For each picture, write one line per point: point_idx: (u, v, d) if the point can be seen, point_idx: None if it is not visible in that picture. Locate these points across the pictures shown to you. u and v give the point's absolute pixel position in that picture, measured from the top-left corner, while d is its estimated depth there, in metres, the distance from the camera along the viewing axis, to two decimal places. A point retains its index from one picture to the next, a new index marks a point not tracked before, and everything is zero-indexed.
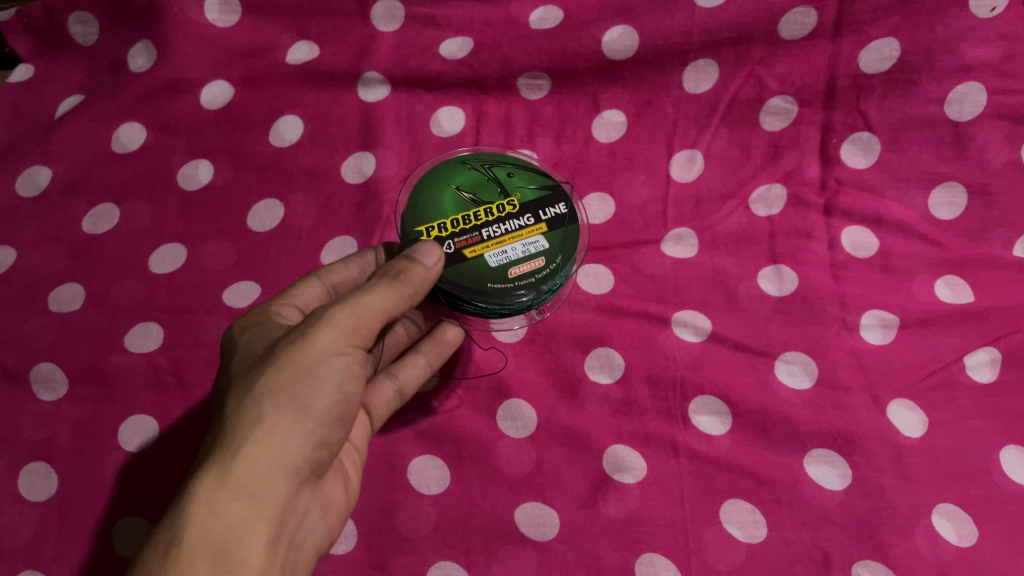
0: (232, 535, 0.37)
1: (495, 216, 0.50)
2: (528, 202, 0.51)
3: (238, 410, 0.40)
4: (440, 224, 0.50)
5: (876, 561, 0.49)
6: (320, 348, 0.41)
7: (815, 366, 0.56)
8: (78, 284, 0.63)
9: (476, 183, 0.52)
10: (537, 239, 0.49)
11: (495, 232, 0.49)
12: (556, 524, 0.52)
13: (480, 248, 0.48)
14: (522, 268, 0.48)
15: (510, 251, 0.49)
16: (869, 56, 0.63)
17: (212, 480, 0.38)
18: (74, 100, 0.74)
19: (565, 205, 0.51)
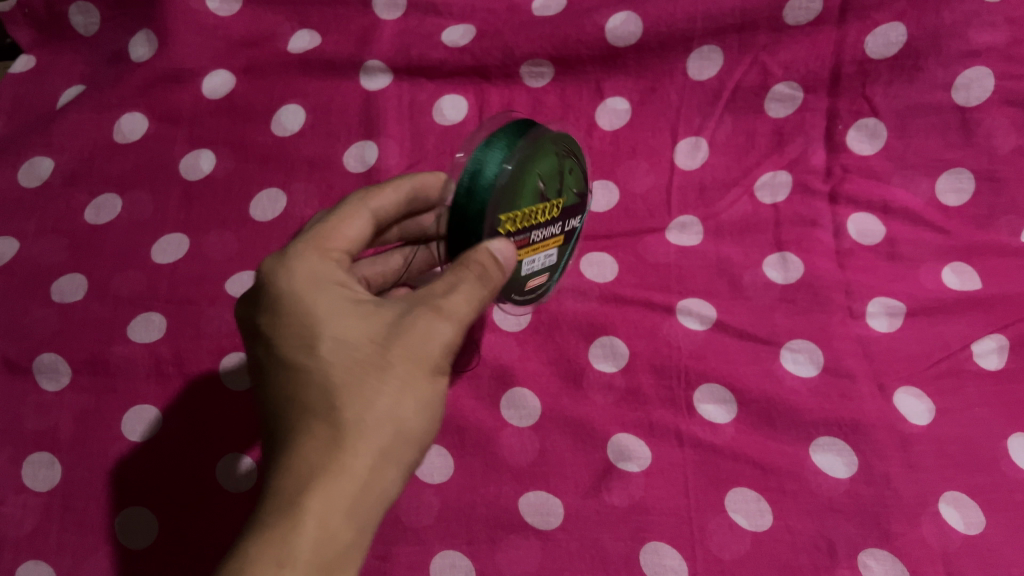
0: (339, 561, 0.35)
1: (545, 221, 0.50)
2: (566, 207, 0.52)
3: (348, 414, 0.36)
4: (513, 218, 0.46)
5: (883, 550, 0.48)
6: (424, 357, 0.38)
7: (820, 354, 0.56)
8: (80, 275, 0.63)
9: (553, 181, 0.50)
10: (552, 251, 0.54)
11: (539, 236, 0.50)
12: (560, 513, 0.51)
13: (525, 253, 0.50)
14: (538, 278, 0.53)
15: (537, 261, 0.52)
16: (875, 41, 0.63)
17: (330, 500, 0.35)
18: (75, 90, 0.74)
19: (578, 218, 0.56)
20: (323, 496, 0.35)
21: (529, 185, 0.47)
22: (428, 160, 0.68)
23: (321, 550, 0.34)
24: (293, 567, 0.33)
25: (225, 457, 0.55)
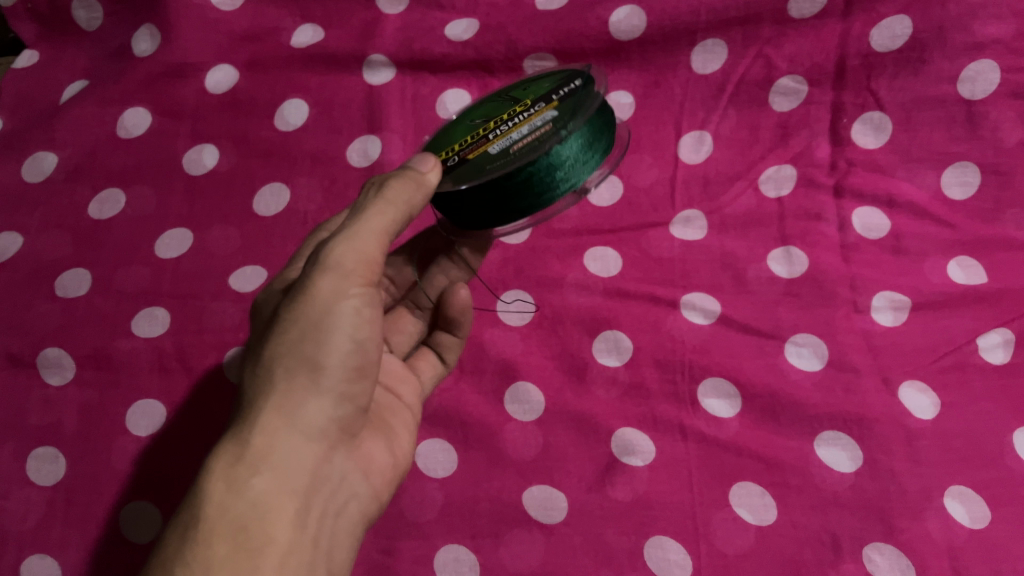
0: (252, 515, 0.35)
1: (498, 120, 0.48)
2: (539, 94, 0.49)
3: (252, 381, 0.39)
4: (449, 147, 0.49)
5: (888, 544, 0.48)
6: (327, 296, 0.39)
7: (825, 348, 0.56)
8: (84, 270, 0.63)
9: (491, 105, 0.51)
10: (544, 116, 0.47)
11: (500, 129, 0.47)
12: (564, 507, 0.51)
13: (485, 145, 0.47)
14: (526, 142, 0.46)
15: (515, 134, 0.46)
16: (880, 34, 0.63)
17: (230, 458, 0.36)
18: (78, 85, 0.74)
19: (578, 81, 0.48)
20: (226, 457, 0.36)
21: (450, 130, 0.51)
22: None
23: (227, 506, 0.35)
24: (195, 528, 0.34)
25: None
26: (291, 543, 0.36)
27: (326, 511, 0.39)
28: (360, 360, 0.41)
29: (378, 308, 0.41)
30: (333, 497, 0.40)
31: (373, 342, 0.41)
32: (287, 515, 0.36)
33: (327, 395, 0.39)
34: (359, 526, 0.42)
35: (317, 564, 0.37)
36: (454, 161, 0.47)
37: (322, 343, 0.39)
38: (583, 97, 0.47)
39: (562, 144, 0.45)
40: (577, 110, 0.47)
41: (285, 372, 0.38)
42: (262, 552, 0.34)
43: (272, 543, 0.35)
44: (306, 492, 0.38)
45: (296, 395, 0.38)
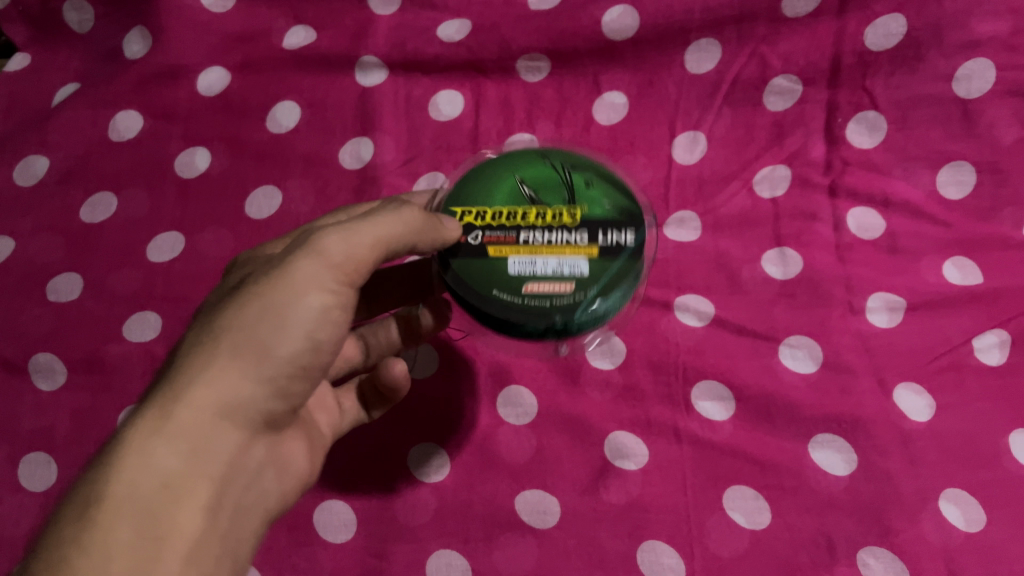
0: (164, 497, 0.35)
1: (540, 220, 0.46)
2: (592, 217, 0.46)
3: (194, 348, 0.38)
4: (480, 211, 0.47)
5: (882, 547, 0.48)
6: (298, 285, 0.39)
7: (820, 350, 0.55)
8: (76, 274, 0.63)
9: (546, 189, 0.48)
10: (578, 261, 0.44)
11: (534, 240, 0.45)
12: (557, 511, 0.51)
13: (510, 251, 0.45)
14: (540, 285, 0.44)
15: (539, 263, 0.44)
16: (875, 32, 0.63)
17: (150, 428, 0.36)
18: (71, 87, 0.74)
19: (631, 234, 0.46)
20: (149, 427, 0.36)
21: (498, 187, 0.48)
22: (424, 155, 0.67)
23: (143, 482, 0.34)
24: (95, 500, 0.33)
25: None
26: (197, 534, 0.35)
27: (234, 501, 0.39)
28: (308, 362, 0.40)
29: (341, 312, 0.41)
30: (245, 487, 0.40)
31: (326, 348, 0.40)
32: (195, 504, 0.36)
33: (268, 385, 0.39)
34: (259, 525, 0.42)
35: (220, 562, 0.37)
36: (475, 240, 0.46)
37: (276, 334, 0.38)
38: (625, 260, 0.45)
39: (569, 312, 0.43)
40: (607, 276, 0.44)
41: (229, 353, 0.38)
42: (170, 537, 0.34)
43: (177, 532, 0.34)
44: (221, 480, 0.38)
45: (234, 377, 0.38)
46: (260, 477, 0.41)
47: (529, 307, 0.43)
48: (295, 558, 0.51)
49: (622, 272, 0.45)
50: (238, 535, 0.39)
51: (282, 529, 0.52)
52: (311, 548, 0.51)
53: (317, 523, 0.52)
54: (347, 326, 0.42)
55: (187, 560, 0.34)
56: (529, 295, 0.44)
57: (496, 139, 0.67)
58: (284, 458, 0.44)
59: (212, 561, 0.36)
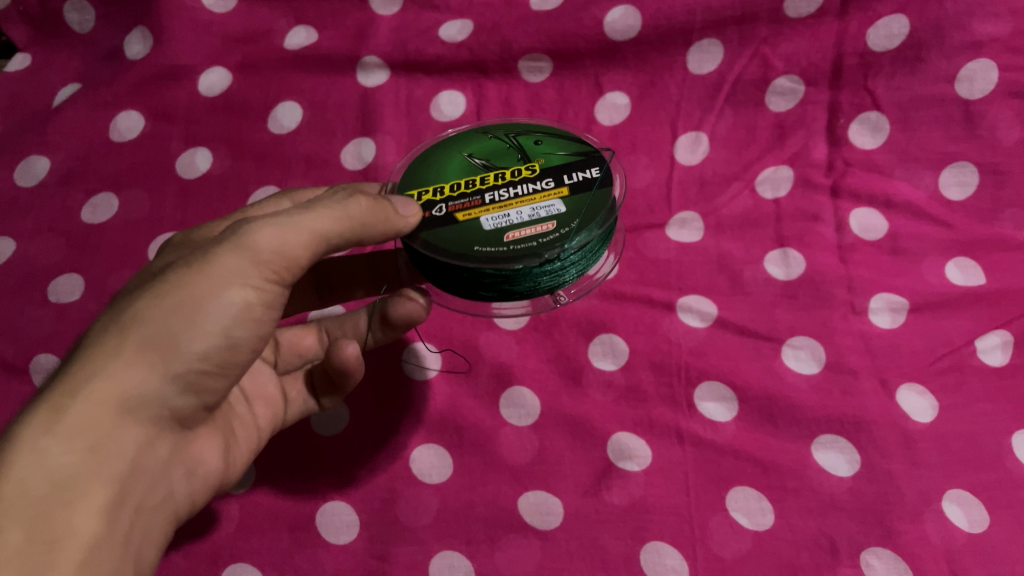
0: (60, 495, 0.33)
1: (499, 180, 0.48)
2: (551, 166, 0.48)
3: (99, 338, 0.37)
4: (436, 188, 0.48)
5: (886, 548, 0.48)
6: (219, 281, 0.39)
7: (823, 350, 0.55)
8: (76, 275, 0.63)
9: (497, 157, 0.50)
10: (552, 203, 0.45)
11: (498, 197, 0.46)
12: (560, 512, 0.51)
13: (479, 213, 0.46)
14: (521, 232, 0.45)
15: (513, 215, 0.45)
16: (877, 33, 0.62)
17: (42, 422, 0.34)
18: (71, 88, 0.74)
19: (595, 171, 0.47)
20: (45, 420, 0.34)
21: (446, 163, 0.50)
22: None
23: (39, 479, 0.33)
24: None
25: None
26: (95, 534, 0.34)
27: (133, 501, 0.38)
28: (221, 357, 0.40)
29: (262, 309, 0.41)
30: (146, 484, 0.39)
31: (241, 345, 0.41)
32: (94, 505, 0.34)
33: (175, 380, 0.38)
34: (161, 519, 0.41)
35: (118, 561, 0.36)
36: (440, 213, 0.46)
37: (192, 328, 0.38)
38: (596, 192, 0.46)
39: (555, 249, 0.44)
40: (585, 210, 0.45)
41: (138, 345, 0.37)
42: (65, 539, 0.33)
43: (74, 533, 0.33)
44: (122, 477, 0.36)
45: (141, 372, 0.37)
46: (163, 474, 0.41)
47: (514, 253, 0.44)
48: (296, 560, 0.51)
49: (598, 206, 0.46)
50: (139, 534, 0.38)
51: (284, 530, 0.52)
52: (312, 549, 0.51)
53: (319, 524, 0.52)
54: (264, 324, 0.42)
55: (81, 564, 0.33)
56: (512, 243, 0.44)
57: None
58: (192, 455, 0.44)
59: (109, 562, 0.35)
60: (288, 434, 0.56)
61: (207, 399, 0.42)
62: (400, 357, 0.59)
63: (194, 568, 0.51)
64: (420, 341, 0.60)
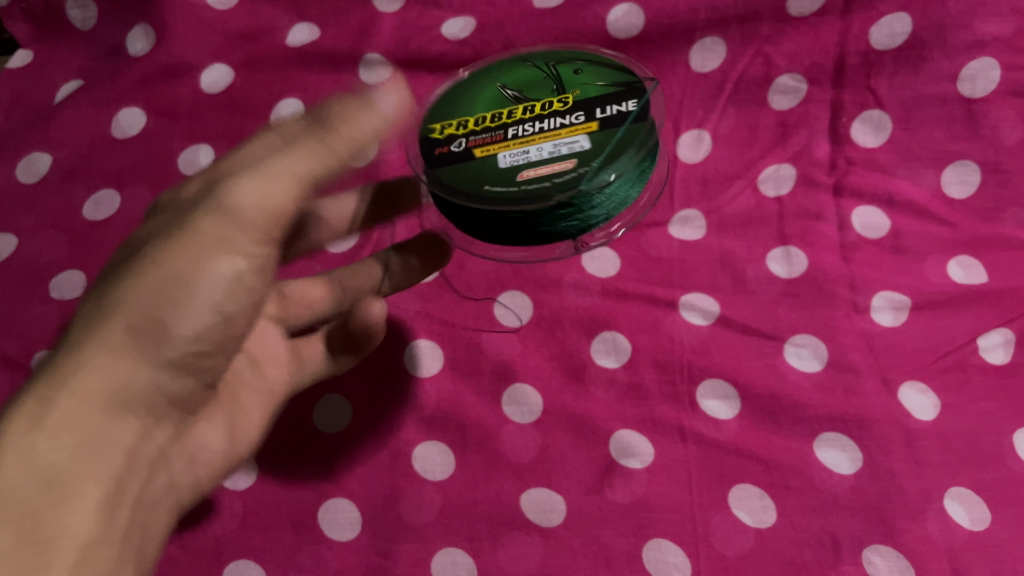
0: (59, 489, 0.35)
1: (525, 117, 0.50)
2: (586, 97, 0.49)
3: (77, 346, 0.40)
4: (462, 121, 0.51)
5: (888, 546, 0.48)
6: (208, 256, 0.43)
7: (825, 349, 0.55)
8: (78, 272, 0.63)
9: (533, 93, 0.51)
10: (578, 139, 0.47)
11: (522, 131, 0.49)
12: (562, 509, 0.51)
13: (496, 148, 0.49)
14: (538, 170, 0.47)
15: (533, 152, 0.48)
16: (880, 31, 0.63)
17: (28, 421, 0.36)
18: (74, 84, 0.73)
19: (632, 104, 0.48)
20: (32, 419, 0.36)
21: (482, 95, 0.52)
22: None
23: (35, 473, 0.35)
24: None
25: None
26: (93, 532, 0.36)
27: (130, 489, 0.41)
28: (211, 335, 0.45)
29: (252, 282, 0.45)
30: (135, 483, 0.41)
31: (226, 323, 0.46)
32: (91, 501, 0.37)
33: (156, 363, 0.43)
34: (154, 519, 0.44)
35: (121, 556, 0.38)
36: (461, 146, 0.50)
37: (178, 306, 0.42)
38: (625, 125, 0.47)
39: (572, 185, 0.46)
40: (609, 145, 0.47)
41: (124, 332, 0.41)
42: (61, 537, 0.34)
43: (69, 532, 0.35)
44: (112, 476, 0.39)
45: (125, 366, 0.41)
46: (149, 475, 0.44)
47: (526, 193, 0.46)
48: (300, 556, 0.51)
49: (624, 142, 0.47)
50: (136, 534, 0.40)
51: (288, 528, 0.52)
52: (316, 546, 0.51)
53: (322, 520, 0.52)
54: (249, 303, 0.47)
55: (77, 559, 0.35)
56: (526, 181, 0.47)
57: None
58: (177, 456, 0.47)
59: (104, 562, 0.37)
60: (291, 430, 0.56)
61: (189, 383, 0.46)
62: (404, 356, 0.59)
63: (196, 565, 0.51)
64: (425, 338, 0.59)
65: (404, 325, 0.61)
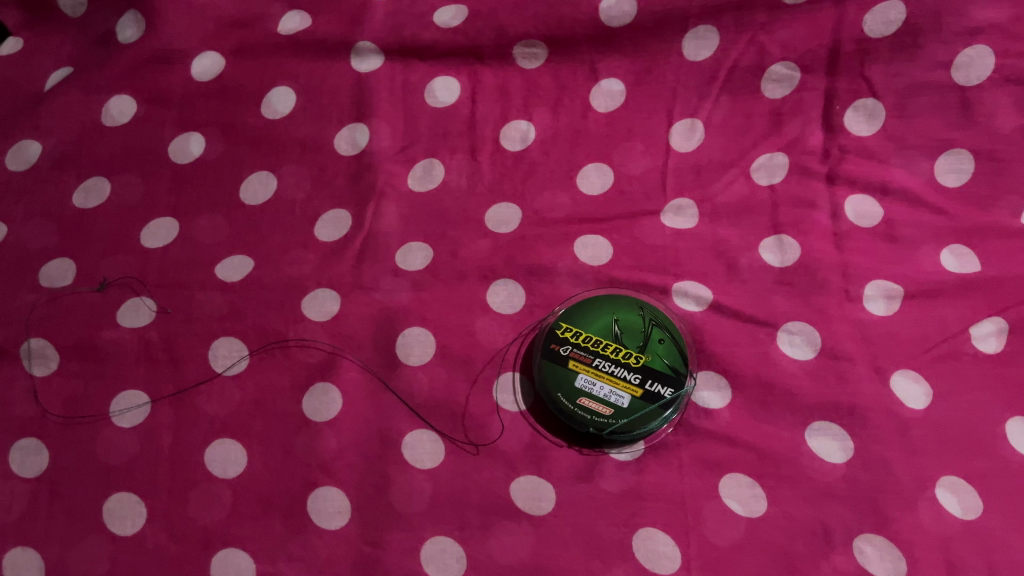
0: None
1: (624, 360, 0.55)
2: (651, 369, 0.54)
3: None
4: (577, 332, 0.56)
5: (879, 535, 0.48)
6: None
7: (818, 337, 0.55)
8: (69, 260, 0.63)
9: (633, 318, 0.56)
10: (626, 395, 0.53)
11: (604, 366, 0.54)
12: (553, 498, 0.51)
13: (585, 369, 0.54)
14: (591, 403, 0.53)
15: (598, 386, 0.54)
16: (874, 19, 0.62)
17: None
18: (63, 72, 0.73)
19: (673, 387, 0.53)
20: None
21: (591, 321, 0.56)
22: (421, 142, 0.67)
23: None
24: None
25: (214, 444, 0.55)
26: None
27: None
28: None
29: None
30: None
31: None
32: None
33: None
34: None
35: None
36: (562, 352, 0.55)
37: None
38: (657, 407, 0.53)
39: (608, 427, 0.52)
40: (634, 418, 0.52)
41: None
42: None
43: None
44: None
45: None
46: None
47: (576, 415, 0.53)
48: (290, 545, 0.51)
49: (628, 422, 0.52)
50: None
51: (277, 517, 0.52)
52: (306, 535, 0.51)
53: (311, 510, 0.52)
54: None
55: None
56: (579, 406, 0.53)
57: (493, 126, 0.67)
58: None
59: None
60: (280, 419, 0.55)
61: None
62: (395, 344, 0.58)
63: (186, 554, 0.51)
64: (417, 326, 0.58)
65: (395, 313, 0.59)
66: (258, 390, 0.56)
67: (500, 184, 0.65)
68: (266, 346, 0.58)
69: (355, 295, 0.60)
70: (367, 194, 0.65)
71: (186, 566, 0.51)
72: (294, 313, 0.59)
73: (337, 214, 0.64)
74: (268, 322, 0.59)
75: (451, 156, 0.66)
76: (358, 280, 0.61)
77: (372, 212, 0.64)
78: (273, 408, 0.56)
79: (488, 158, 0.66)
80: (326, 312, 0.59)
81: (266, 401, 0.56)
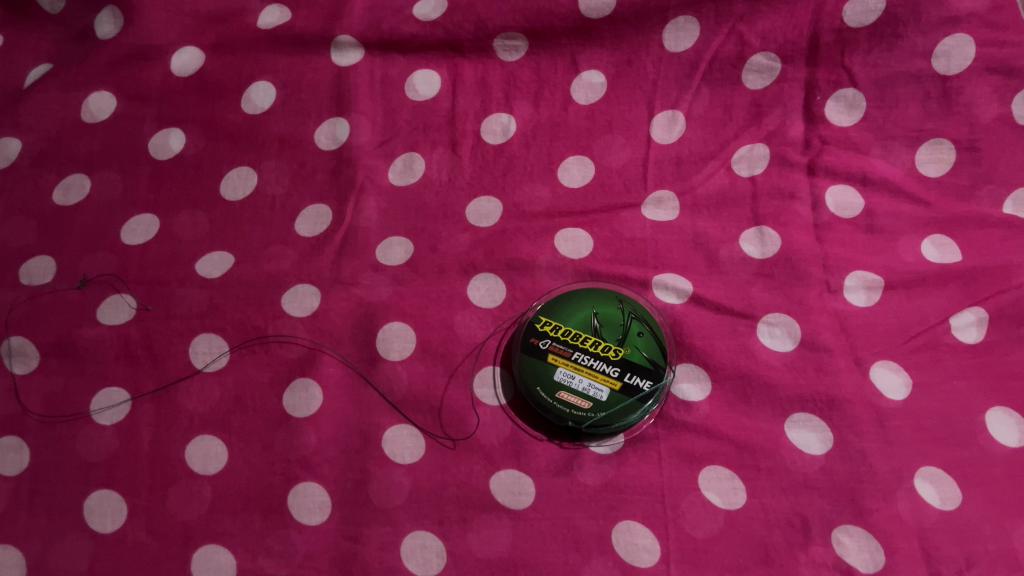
0: None
1: (604, 354, 0.54)
2: (630, 363, 0.54)
3: None
4: (556, 325, 0.56)
5: (857, 527, 0.47)
6: None
7: (798, 328, 0.55)
8: (49, 258, 0.63)
9: (613, 312, 0.56)
10: (604, 389, 0.53)
11: (584, 360, 0.54)
12: (531, 492, 0.51)
13: (564, 362, 0.54)
14: (570, 397, 0.53)
15: (577, 380, 0.53)
16: (854, 9, 0.62)
17: None
18: (42, 69, 0.73)
19: (653, 382, 0.53)
20: None
21: (571, 315, 0.56)
22: (400, 135, 0.67)
23: None
24: None
25: (194, 441, 0.54)
26: None
27: None
28: None
29: None
30: None
31: None
32: None
33: None
34: None
35: None
36: (542, 345, 0.55)
37: None
38: (636, 402, 0.52)
39: (587, 422, 0.52)
40: (613, 411, 0.52)
41: None
42: None
43: None
44: None
45: None
46: None
47: (556, 409, 0.53)
48: (270, 540, 0.51)
49: (610, 416, 0.52)
50: None
51: (257, 512, 0.52)
52: (285, 530, 0.51)
53: (291, 506, 0.52)
54: None
55: None
56: (558, 400, 0.53)
57: (473, 119, 0.67)
58: None
59: None
60: (259, 414, 0.55)
61: None
62: (376, 339, 0.58)
63: (165, 549, 0.51)
64: (397, 321, 0.58)
65: (375, 308, 0.59)
66: (238, 386, 0.56)
67: (480, 178, 0.65)
68: (247, 341, 0.58)
69: (335, 290, 0.60)
70: (348, 188, 0.65)
71: (166, 561, 0.51)
72: (273, 308, 0.59)
73: (318, 210, 0.64)
74: (247, 317, 0.59)
75: (432, 150, 0.66)
76: (338, 275, 0.61)
77: (352, 206, 0.64)
78: (253, 404, 0.56)
79: (468, 152, 0.66)
80: (306, 308, 0.59)
81: (246, 397, 0.56)
